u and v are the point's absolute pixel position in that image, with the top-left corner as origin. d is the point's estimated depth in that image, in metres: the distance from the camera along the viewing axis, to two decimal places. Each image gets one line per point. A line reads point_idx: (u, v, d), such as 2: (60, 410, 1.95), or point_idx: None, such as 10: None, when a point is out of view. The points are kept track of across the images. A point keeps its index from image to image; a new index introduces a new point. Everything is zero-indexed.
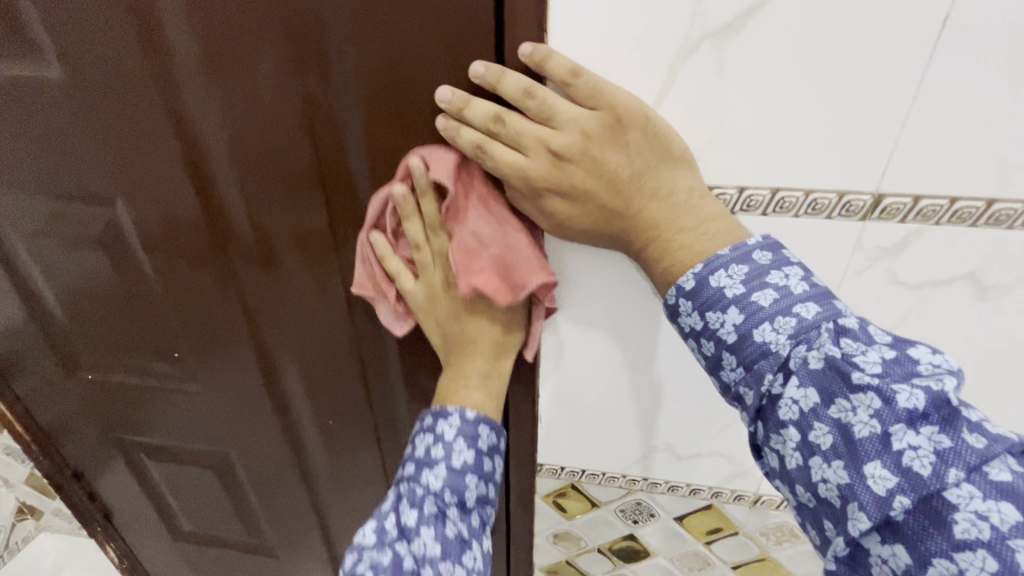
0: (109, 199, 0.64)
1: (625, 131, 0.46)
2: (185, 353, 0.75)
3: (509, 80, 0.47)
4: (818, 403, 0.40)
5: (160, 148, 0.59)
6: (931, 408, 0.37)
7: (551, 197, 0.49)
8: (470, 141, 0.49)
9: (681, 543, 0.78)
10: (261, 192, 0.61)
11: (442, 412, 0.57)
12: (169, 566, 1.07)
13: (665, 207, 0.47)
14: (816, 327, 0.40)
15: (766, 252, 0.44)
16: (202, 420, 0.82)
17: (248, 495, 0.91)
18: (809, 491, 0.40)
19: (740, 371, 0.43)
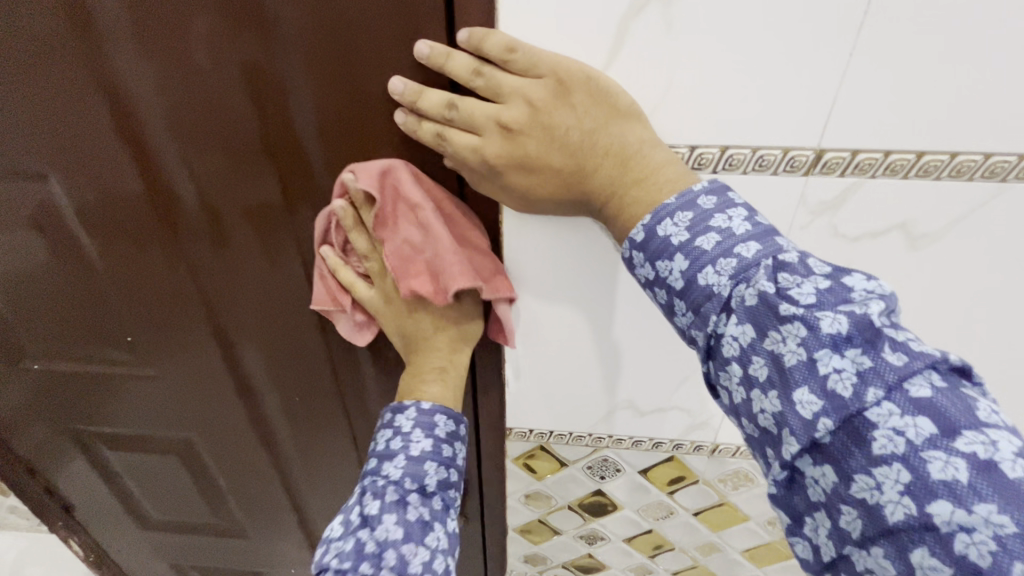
0: (40, 177, 0.60)
1: (572, 93, 0.44)
2: (138, 335, 0.73)
3: (455, 62, 0.45)
4: (755, 338, 0.39)
5: (98, 121, 0.55)
6: (854, 329, 0.35)
7: (512, 174, 0.47)
8: (429, 133, 0.48)
9: (647, 495, 0.77)
10: (207, 167, 0.56)
11: (400, 407, 0.58)
12: (134, 547, 1.10)
13: (619, 164, 0.45)
14: (755, 265, 0.39)
15: (711, 197, 0.42)
16: (161, 407, 0.81)
17: (213, 473, 0.90)
18: (753, 422, 0.39)
19: (689, 316, 0.42)
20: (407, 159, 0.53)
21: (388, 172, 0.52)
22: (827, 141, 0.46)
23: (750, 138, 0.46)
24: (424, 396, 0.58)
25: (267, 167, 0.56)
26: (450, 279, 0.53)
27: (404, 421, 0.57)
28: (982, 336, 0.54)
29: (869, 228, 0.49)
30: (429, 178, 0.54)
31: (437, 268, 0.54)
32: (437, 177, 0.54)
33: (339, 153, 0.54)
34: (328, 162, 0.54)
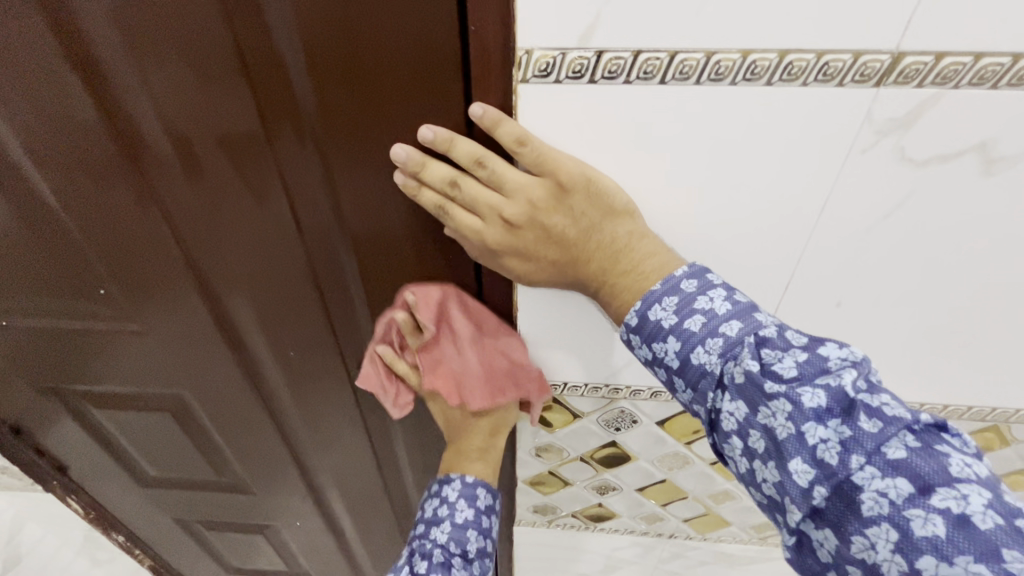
0: None
1: (571, 198, 0.46)
2: (112, 287, 0.66)
3: (459, 147, 0.46)
4: (748, 412, 0.40)
5: (33, 31, 0.46)
6: (832, 402, 0.37)
7: (507, 257, 0.51)
8: (431, 203, 0.49)
9: (663, 445, 0.74)
10: (168, 84, 0.48)
11: (446, 479, 0.64)
12: (136, 505, 1.08)
13: (612, 257, 0.48)
14: (739, 343, 0.42)
15: (692, 279, 0.45)
16: (146, 363, 0.76)
17: (209, 430, 0.87)
18: (759, 491, 0.41)
19: (689, 392, 0.45)
20: (402, 73, 0.45)
21: (443, 307, 0.59)
22: (908, 42, 0.38)
23: (817, 38, 0.38)
24: (468, 470, 0.64)
25: (237, 81, 0.47)
26: (463, 368, 0.62)
27: (450, 494, 0.63)
28: None
29: (941, 150, 0.43)
30: (430, 97, 0.46)
31: (466, 383, 0.62)
32: (440, 96, 0.46)
33: (320, 66, 0.45)
34: (309, 78, 0.46)
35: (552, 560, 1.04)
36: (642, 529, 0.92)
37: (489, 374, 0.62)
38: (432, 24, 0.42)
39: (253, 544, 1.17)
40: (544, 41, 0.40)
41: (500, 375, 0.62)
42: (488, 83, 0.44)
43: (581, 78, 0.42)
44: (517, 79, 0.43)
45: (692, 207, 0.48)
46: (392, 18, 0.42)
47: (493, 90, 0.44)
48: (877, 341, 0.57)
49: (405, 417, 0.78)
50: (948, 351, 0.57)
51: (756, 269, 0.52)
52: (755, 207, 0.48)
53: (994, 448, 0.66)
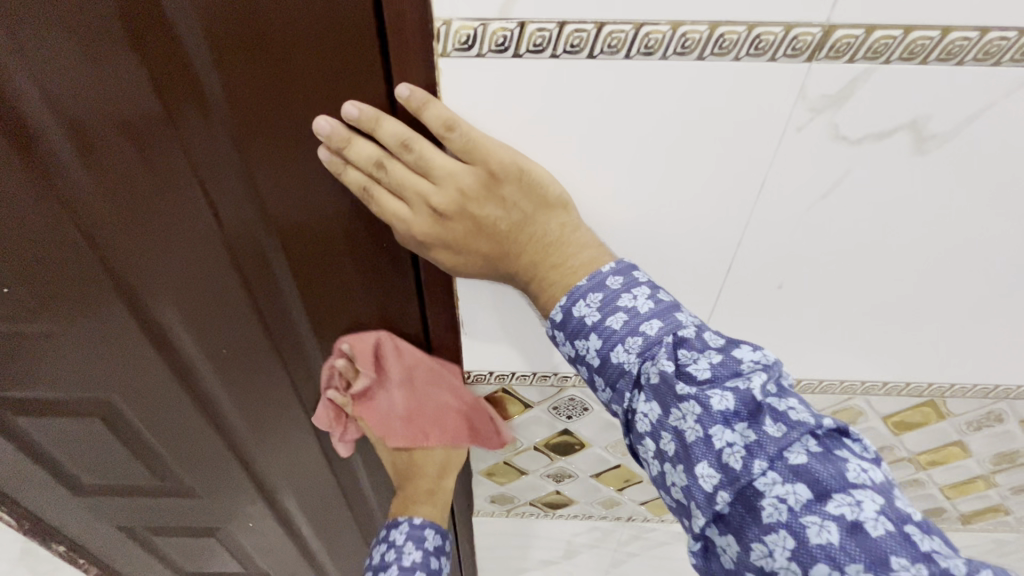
0: None
1: (501, 188, 0.45)
2: (17, 287, 0.61)
3: (386, 127, 0.43)
4: (660, 415, 0.40)
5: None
6: (740, 405, 0.38)
7: (438, 249, 0.49)
8: (356, 183, 0.46)
9: (615, 432, 0.74)
10: (50, 59, 0.43)
11: (395, 523, 0.70)
12: (75, 514, 1.02)
13: (543, 249, 0.47)
14: (658, 343, 0.41)
15: (617, 276, 0.44)
16: (66, 366, 0.71)
17: (145, 435, 0.82)
18: (668, 494, 0.41)
19: (609, 391, 0.44)
20: (313, 47, 0.41)
21: (379, 347, 0.63)
22: (839, 16, 0.37)
23: (746, 8, 0.36)
24: (416, 513, 0.70)
25: (129, 52, 0.42)
26: (394, 437, 0.70)
27: (397, 537, 0.68)
28: (978, 251, 0.50)
29: (873, 127, 0.42)
30: (344, 72, 0.42)
31: (393, 431, 0.70)
32: (356, 72, 0.42)
33: (221, 39, 0.41)
34: (210, 53, 0.42)
35: (512, 549, 1.03)
36: (600, 514, 0.92)
37: (407, 365, 0.63)
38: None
39: (205, 547, 1.13)
40: (463, 11, 0.37)
41: (424, 420, 0.69)
42: (408, 56, 0.40)
43: (505, 52, 0.39)
44: (437, 53, 0.40)
45: (629, 189, 0.46)
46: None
47: (413, 65, 0.41)
48: (819, 320, 0.56)
49: None
50: (885, 329, 0.57)
51: (697, 252, 0.51)
52: (692, 189, 0.46)
53: (931, 422, 0.68)
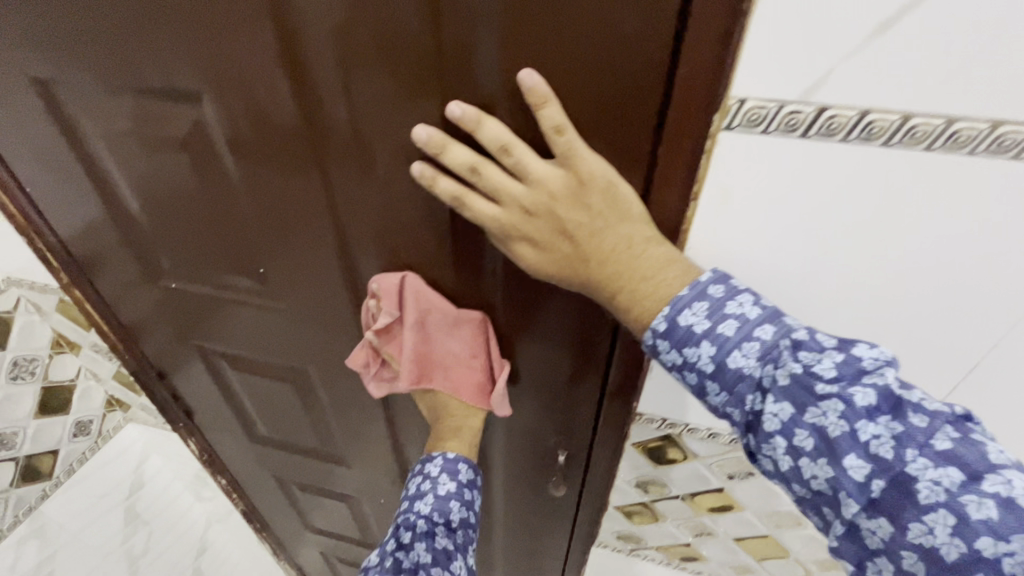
0: (198, 94, 0.55)
1: (589, 195, 0.45)
2: (270, 268, 0.72)
3: (544, 115, 0.44)
4: (795, 414, 0.40)
5: (266, 29, 0.48)
6: (881, 400, 0.37)
7: (521, 243, 0.50)
8: (463, 162, 0.47)
9: (775, 501, 0.71)
10: (368, 103, 0.50)
11: (428, 457, 0.67)
12: (244, 457, 1.18)
13: (628, 260, 0.46)
14: (776, 347, 0.41)
15: (718, 285, 0.44)
16: (283, 337, 0.83)
17: (323, 405, 0.93)
18: (804, 487, 0.40)
19: (723, 395, 0.44)
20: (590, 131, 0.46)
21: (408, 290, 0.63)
22: None
23: None
24: (451, 448, 0.67)
25: (440, 91, 0.48)
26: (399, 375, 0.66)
27: (433, 470, 0.65)
28: None
29: None
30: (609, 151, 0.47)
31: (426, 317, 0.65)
32: (617, 153, 0.47)
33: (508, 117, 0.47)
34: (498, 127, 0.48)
35: None
36: None
37: (426, 335, 0.66)
38: (628, 84, 0.43)
39: (336, 510, 1.25)
40: (762, 91, 0.38)
41: (433, 326, 0.66)
42: (677, 134, 0.43)
43: (793, 131, 0.39)
44: (719, 126, 0.41)
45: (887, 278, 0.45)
46: (602, 54, 0.42)
47: (681, 141, 0.44)
48: None
49: (511, 428, 0.80)
50: None
51: (936, 345, 0.48)
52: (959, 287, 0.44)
53: None
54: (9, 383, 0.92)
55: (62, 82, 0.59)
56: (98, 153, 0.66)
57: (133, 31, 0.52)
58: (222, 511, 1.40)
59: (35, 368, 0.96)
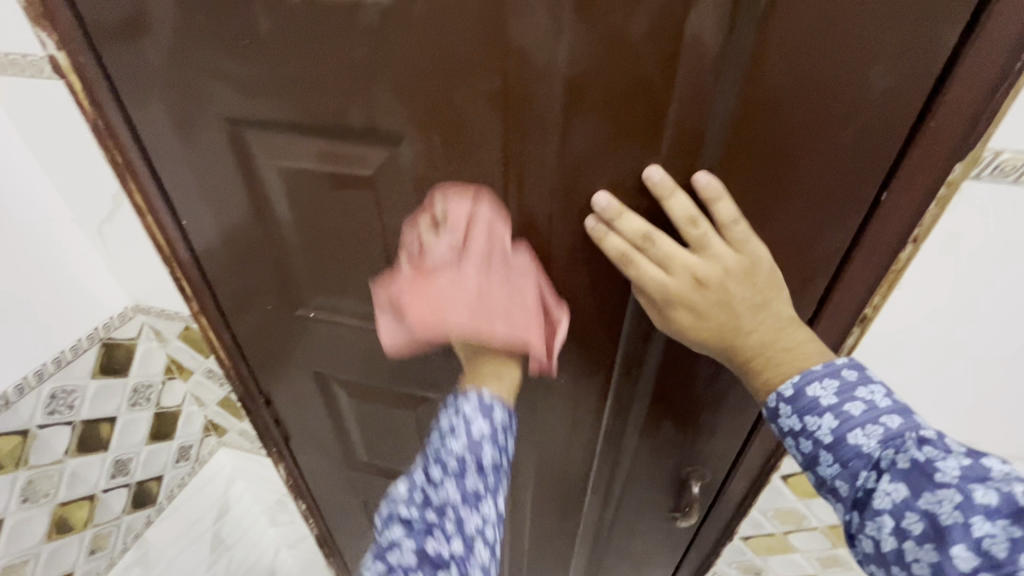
0: (401, 135, 0.56)
1: (757, 276, 0.50)
2: None
3: (724, 203, 0.49)
4: (908, 496, 0.46)
5: (496, 75, 0.49)
6: (1003, 503, 0.42)
7: (681, 311, 0.52)
8: (636, 230, 0.51)
9: None
10: (584, 171, 0.53)
11: (461, 394, 0.58)
12: (332, 488, 1.17)
13: (778, 334, 0.51)
14: (901, 435, 0.47)
15: (853, 370, 0.50)
16: (415, 366, 0.83)
17: None
18: (902, 572, 0.46)
19: (836, 467, 0.50)
20: (804, 226, 0.51)
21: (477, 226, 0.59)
22: None
23: None
24: (484, 386, 0.59)
25: (671, 136, 0.49)
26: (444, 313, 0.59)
27: (464, 409, 0.57)
28: None
29: None
30: (818, 241, 0.52)
31: (462, 299, 0.58)
32: (826, 242, 0.52)
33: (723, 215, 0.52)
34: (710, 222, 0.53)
35: None
36: None
37: (482, 313, 0.58)
38: (853, 181, 0.48)
39: None
40: (1020, 145, 0.43)
41: (493, 308, 0.59)
42: (900, 202, 0.48)
43: None
44: (965, 175, 0.46)
45: None
46: (850, 125, 0.45)
47: (905, 203, 0.48)
48: None
49: (645, 459, 0.81)
50: None
51: None
52: None
53: None
54: (129, 411, 0.92)
55: (252, 120, 0.60)
56: (268, 187, 0.67)
57: (345, 76, 0.53)
58: (295, 538, 1.38)
59: (150, 395, 0.96)
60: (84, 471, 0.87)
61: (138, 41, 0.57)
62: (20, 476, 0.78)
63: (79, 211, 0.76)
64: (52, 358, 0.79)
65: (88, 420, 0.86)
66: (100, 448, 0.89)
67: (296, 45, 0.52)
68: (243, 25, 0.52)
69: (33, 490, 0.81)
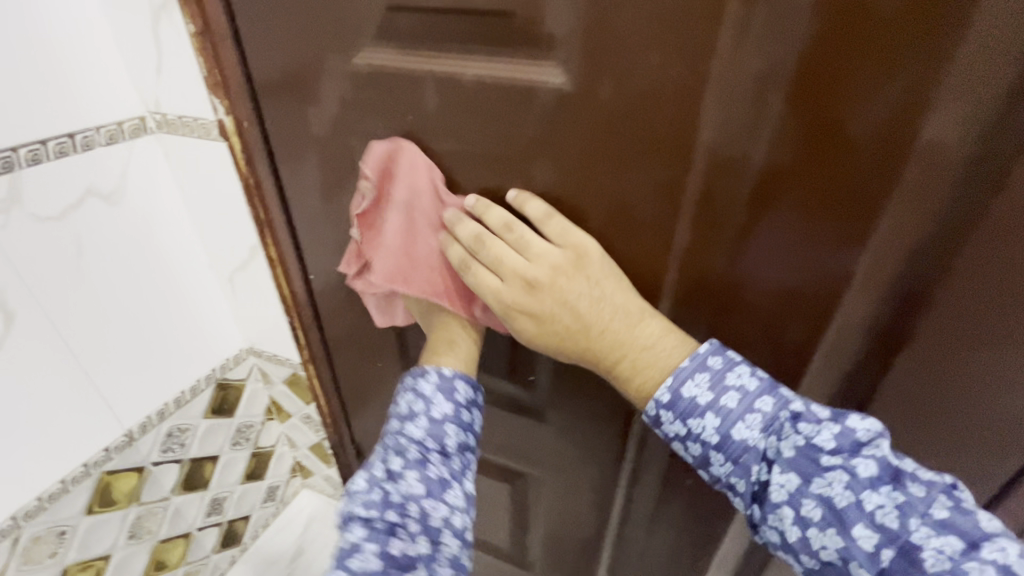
0: (552, 217, 0.53)
1: (587, 266, 0.50)
2: (541, 376, 0.68)
3: (532, 206, 0.51)
4: (801, 483, 0.42)
5: (677, 167, 0.46)
6: (882, 470, 0.40)
7: (519, 318, 0.52)
8: (470, 232, 0.52)
9: None
10: (761, 264, 0.48)
11: (421, 371, 0.55)
12: None
13: (627, 330, 0.49)
14: (777, 419, 0.44)
15: (717, 356, 0.47)
16: (520, 442, 0.78)
17: (533, 511, 0.87)
18: (812, 559, 0.41)
19: (728, 465, 0.46)
20: None
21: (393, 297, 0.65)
22: None
23: None
24: (446, 363, 0.56)
25: (875, 246, 0.44)
26: None
27: (427, 388, 0.53)
28: None
29: None
30: None
31: None
32: None
33: (925, 328, 0.46)
34: (909, 333, 0.47)
35: None
36: None
37: None
38: None
39: None
40: None
41: None
42: None
43: None
44: None
45: None
46: None
47: None
48: None
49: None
50: None
51: None
52: None
53: None
54: (230, 450, 0.93)
55: None
56: None
57: (506, 154, 0.51)
58: None
59: (250, 435, 0.97)
60: (185, 508, 0.88)
61: (301, 109, 0.58)
62: (130, 512, 0.79)
63: (215, 258, 0.79)
64: (173, 398, 0.80)
65: (195, 458, 0.87)
66: (201, 486, 0.90)
67: (461, 123, 0.51)
68: (407, 102, 0.52)
69: (140, 526, 0.82)
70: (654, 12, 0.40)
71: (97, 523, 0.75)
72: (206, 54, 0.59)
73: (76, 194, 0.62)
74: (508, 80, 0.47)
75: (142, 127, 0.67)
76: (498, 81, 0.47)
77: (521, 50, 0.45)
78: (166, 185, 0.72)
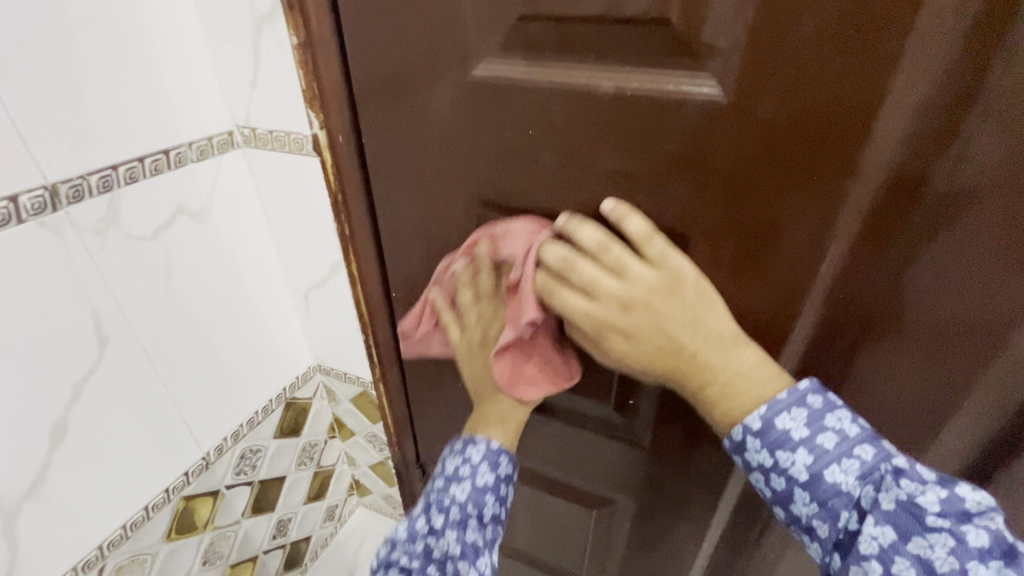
0: (685, 236, 0.50)
1: (682, 289, 0.46)
2: (646, 399, 0.65)
3: (585, 232, 0.47)
4: (896, 540, 0.39)
5: (849, 181, 0.42)
6: (994, 543, 0.37)
7: (614, 337, 0.48)
8: (557, 255, 0.48)
9: None
10: (929, 288, 0.45)
11: (471, 438, 0.58)
12: None
13: (719, 354, 0.46)
14: (877, 470, 0.41)
15: (819, 396, 0.44)
16: (613, 465, 0.74)
17: (620, 536, 0.83)
18: None
19: (813, 506, 0.43)
20: None
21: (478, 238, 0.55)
22: None
23: None
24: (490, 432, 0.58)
25: None
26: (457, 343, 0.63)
27: (472, 457, 0.57)
28: None
29: None
30: None
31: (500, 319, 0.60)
32: None
33: None
34: None
35: None
36: None
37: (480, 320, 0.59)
38: None
39: None
40: None
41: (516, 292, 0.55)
42: None
43: None
44: None
45: None
46: None
47: None
48: None
49: None
50: None
51: None
52: None
53: None
54: (296, 470, 0.90)
55: (507, 207, 0.56)
56: None
57: (643, 172, 0.48)
58: None
59: (313, 454, 0.93)
60: (253, 531, 0.86)
61: (404, 122, 0.55)
62: (205, 537, 0.77)
63: (292, 274, 0.76)
64: (247, 420, 0.77)
65: (264, 480, 0.85)
66: (268, 508, 0.87)
67: (591, 137, 0.48)
68: (532, 115, 0.49)
69: (213, 551, 0.80)
70: (847, 20, 0.37)
71: (175, 549, 0.73)
72: (308, 67, 0.56)
73: (168, 213, 0.61)
74: (652, 92, 0.44)
75: (230, 142, 0.66)
76: (641, 92, 0.44)
77: (673, 60, 0.42)
78: (249, 200, 0.70)
